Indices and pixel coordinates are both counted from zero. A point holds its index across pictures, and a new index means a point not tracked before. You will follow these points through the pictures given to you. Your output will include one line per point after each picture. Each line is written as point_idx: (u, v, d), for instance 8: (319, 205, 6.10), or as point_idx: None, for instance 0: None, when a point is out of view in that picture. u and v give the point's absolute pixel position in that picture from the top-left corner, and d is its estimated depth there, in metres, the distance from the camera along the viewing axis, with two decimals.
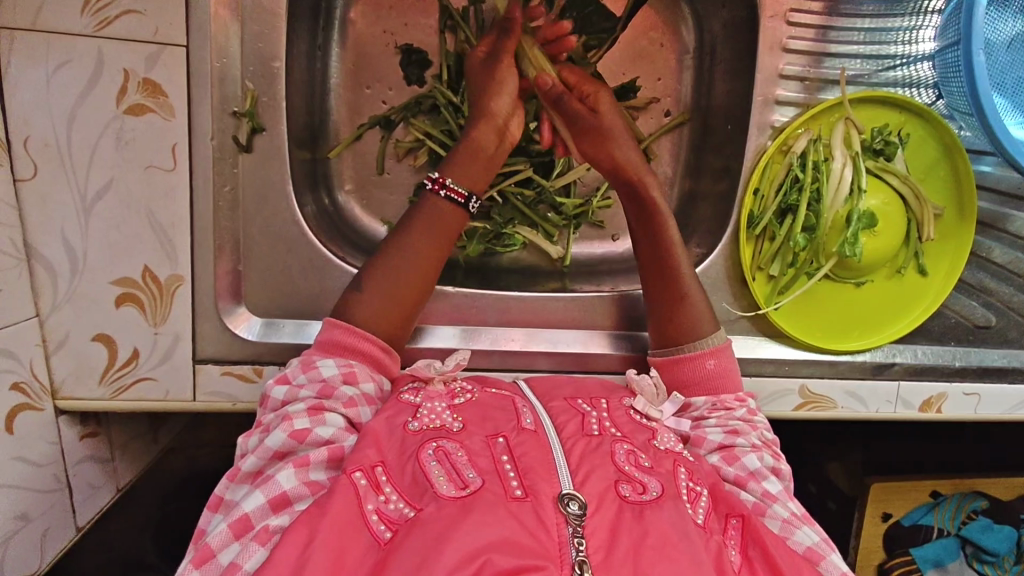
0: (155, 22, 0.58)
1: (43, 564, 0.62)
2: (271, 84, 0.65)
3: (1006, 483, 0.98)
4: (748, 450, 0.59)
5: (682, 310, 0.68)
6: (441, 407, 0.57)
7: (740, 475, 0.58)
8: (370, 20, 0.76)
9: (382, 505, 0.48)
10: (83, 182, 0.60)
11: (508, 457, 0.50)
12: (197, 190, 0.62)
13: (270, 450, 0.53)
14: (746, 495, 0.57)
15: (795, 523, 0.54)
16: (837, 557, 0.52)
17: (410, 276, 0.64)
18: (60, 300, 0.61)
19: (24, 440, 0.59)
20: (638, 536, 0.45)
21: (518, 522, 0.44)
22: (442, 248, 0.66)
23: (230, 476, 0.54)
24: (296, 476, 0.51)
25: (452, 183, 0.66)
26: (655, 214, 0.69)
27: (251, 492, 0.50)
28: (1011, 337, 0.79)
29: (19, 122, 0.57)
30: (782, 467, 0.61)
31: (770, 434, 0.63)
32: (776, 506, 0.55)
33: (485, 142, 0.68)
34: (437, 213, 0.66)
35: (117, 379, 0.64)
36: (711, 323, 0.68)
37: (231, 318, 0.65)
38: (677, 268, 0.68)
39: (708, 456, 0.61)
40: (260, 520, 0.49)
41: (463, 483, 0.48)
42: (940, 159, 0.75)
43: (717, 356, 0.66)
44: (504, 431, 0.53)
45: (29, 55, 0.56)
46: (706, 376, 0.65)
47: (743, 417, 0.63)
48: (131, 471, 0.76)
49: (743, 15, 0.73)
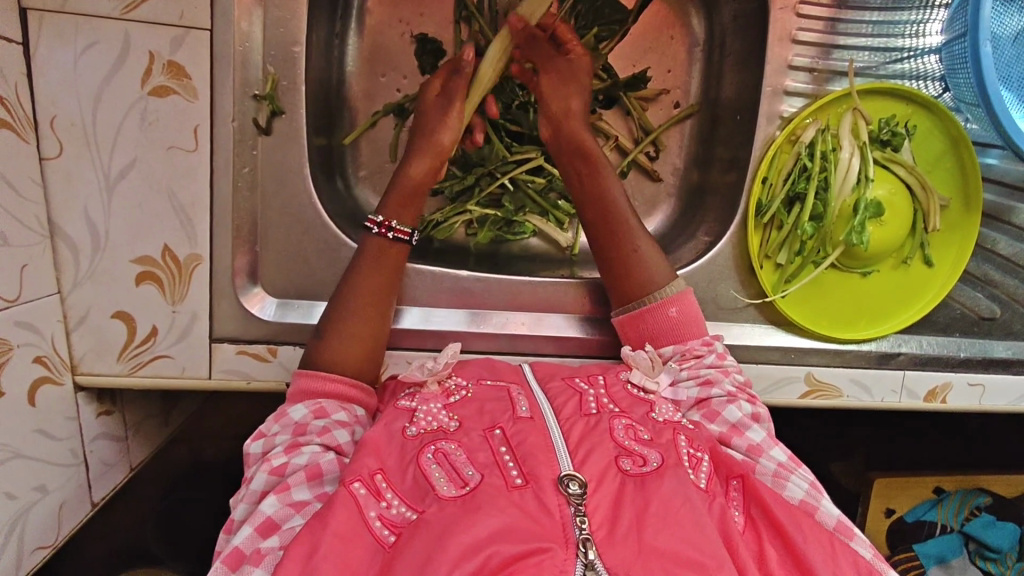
0: (181, 6, 0.60)
1: (60, 537, 0.63)
2: (291, 68, 0.67)
3: (1009, 480, 0.99)
4: (725, 402, 0.61)
5: (636, 266, 0.68)
6: (437, 408, 0.57)
7: (723, 433, 0.59)
8: (386, 10, 0.77)
9: (384, 511, 0.49)
10: (106, 160, 0.61)
11: (506, 447, 0.51)
12: (217, 170, 0.63)
13: (255, 493, 0.53)
14: (733, 453, 0.58)
15: (784, 475, 0.56)
16: (828, 502, 0.55)
17: (366, 308, 0.64)
18: (82, 277, 0.62)
19: (45, 413, 0.60)
20: (641, 505, 0.46)
21: (519, 510, 0.46)
22: (390, 275, 0.66)
23: (226, 529, 0.54)
24: (279, 501, 0.51)
25: (397, 223, 0.67)
26: (591, 169, 0.71)
27: (241, 528, 0.50)
28: (1016, 329, 0.80)
29: (45, 101, 0.58)
30: (760, 410, 0.62)
31: (741, 375, 0.65)
32: (764, 459, 0.57)
33: (422, 176, 0.69)
34: (375, 257, 0.66)
35: (135, 355, 0.65)
36: (667, 272, 0.68)
37: (246, 297, 0.67)
38: (623, 221, 0.69)
39: (690, 414, 0.62)
40: (250, 549, 0.49)
41: (463, 482, 0.48)
42: (945, 153, 0.76)
43: (679, 304, 0.66)
44: (499, 423, 0.53)
45: (56, 35, 0.58)
46: (669, 325, 0.66)
47: (713, 363, 0.64)
48: (145, 451, 0.77)
49: (754, 7, 0.74)
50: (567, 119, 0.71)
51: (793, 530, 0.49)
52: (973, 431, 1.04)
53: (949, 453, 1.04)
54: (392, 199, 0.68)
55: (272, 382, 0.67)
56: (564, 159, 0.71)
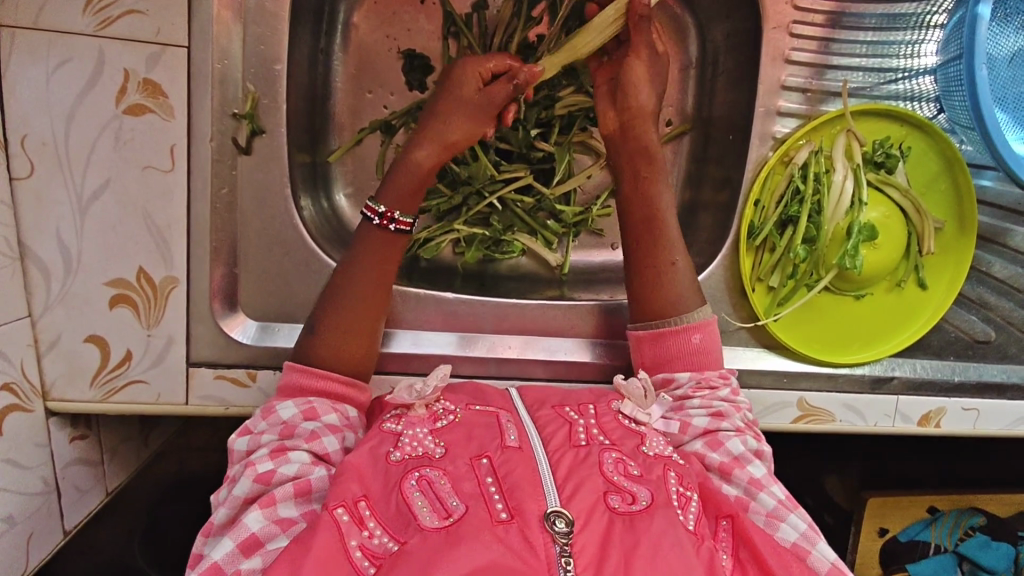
0: (157, 22, 0.58)
1: (29, 568, 0.61)
2: (272, 86, 0.65)
3: (1002, 500, 0.97)
4: (732, 435, 0.60)
5: (668, 283, 0.66)
6: (422, 433, 0.55)
7: (724, 463, 0.58)
8: (373, 24, 0.76)
9: (366, 540, 0.47)
10: (79, 181, 0.59)
11: (492, 478, 0.49)
12: (194, 191, 0.61)
13: (238, 499, 0.52)
14: (731, 488, 0.57)
15: (781, 515, 0.55)
16: (824, 545, 0.53)
17: (359, 302, 0.62)
18: (53, 300, 0.60)
19: (13, 442, 0.58)
20: (629, 546, 0.45)
21: (503, 545, 0.44)
22: (387, 270, 0.64)
23: (204, 534, 0.52)
24: (265, 517, 0.50)
25: (401, 215, 0.64)
26: (649, 172, 0.69)
27: (221, 540, 0.49)
28: (1011, 353, 0.79)
29: (15, 119, 0.57)
30: (765, 447, 0.61)
31: (749, 413, 0.64)
32: (762, 496, 0.56)
33: (423, 162, 0.66)
34: (377, 243, 0.64)
35: (109, 380, 0.63)
36: (696, 297, 0.66)
37: (225, 321, 0.65)
38: (666, 241, 0.67)
39: (692, 443, 0.60)
40: (230, 567, 0.47)
41: (447, 513, 0.47)
42: (939, 174, 0.75)
43: (703, 331, 0.65)
44: (487, 451, 0.52)
45: (28, 52, 0.56)
46: (689, 350, 0.64)
47: (727, 397, 0.63)
48: (122, 475, 0.75)
49: (746, 25, 0.73)
50: (641, 120, 0.69)
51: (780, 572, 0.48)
52: (969, 450, 1.03)
53: (943, 471, 1.02)
54: (391, 189, 0.65)
55: (250, 407, 0.65)
56: (622, 152, 0.70)
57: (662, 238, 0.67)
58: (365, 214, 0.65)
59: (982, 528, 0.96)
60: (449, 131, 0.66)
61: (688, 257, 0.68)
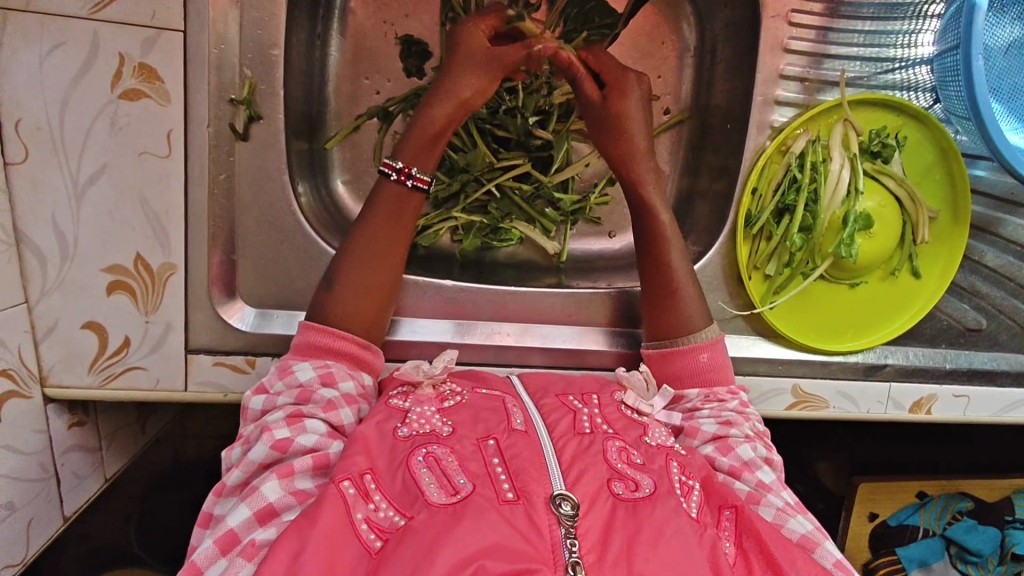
0: (152, 6, 0.57)
1: (29, 554, 0.61)
2: (269, 71, 0.65)
3: (988, 483, 0.98)
4: (742, 441, 0.60)
5: (678, 305, 0.67)
6: (430, 411, 0.55)
7: (734, 466, 0.58)
8: (370, 10, 0.75)
9: (372, 513, 0.47)
10: (75, 166, 0.59)
11: (499, 459, 0.49)
12: (192, 176, 0.61)
13: (253, 464, 0.52)
14: (740, 485, 0.57)
15: (789, 512, 0.54)
16: (830, 543, 0.54)
17: (374, 259, 0.63)
18: (49, 286, 0.60)
19: (12, 428, 0.58)
20: (632, 532, 0.45)
21: (510, 526, 0.44)
22: (400, 225, 0.64)
23: (217, 492, 0.53)
24: (282, 487, 0.50)
25: (417, 171, 0.64)
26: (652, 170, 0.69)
27: (237, 506, 0.49)
28: (1001, 340, 0.80)
29: (9, 104, 0.56)
30: (775, 457, 0.62)
31: (760, 425, 0.64)
32: (770, 495, 0.56)
33: (438, 118, 0.65)
34: (392, 197, 0.64)
35: (107, 366, 0.63)
36: (702, 316, 0.67)
37: (223, 308, 0.65)
38: (666, 259, 0.68)
39: (702, 446, 0.61)
40: (246, 534, 0.47)
41: (454, 490, 0.47)
42: (934, 164, 0.76)
43: (710, 350, 0.66)
44: (494, 433, 0.52)
45: (22, 36, 0.55)
46: (699, 369, 0.65)
47: (735, 408, 0.64)
48: (121, 461, 0.75)
49: (745, 13, 0.73)
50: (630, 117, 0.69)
51: (786, 566, 0.47)
52: (960, 439, 1.04)
53: (932, 458, 1.04)
54: (408, 144, 0.64)
55: None
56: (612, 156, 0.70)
57: (662, 262, 0.68)
58: (382, 168, 0.64)
59: (970, 513, 0.96)
60: (459, 87, 0.64)
61: (691, 274, 0.69)
